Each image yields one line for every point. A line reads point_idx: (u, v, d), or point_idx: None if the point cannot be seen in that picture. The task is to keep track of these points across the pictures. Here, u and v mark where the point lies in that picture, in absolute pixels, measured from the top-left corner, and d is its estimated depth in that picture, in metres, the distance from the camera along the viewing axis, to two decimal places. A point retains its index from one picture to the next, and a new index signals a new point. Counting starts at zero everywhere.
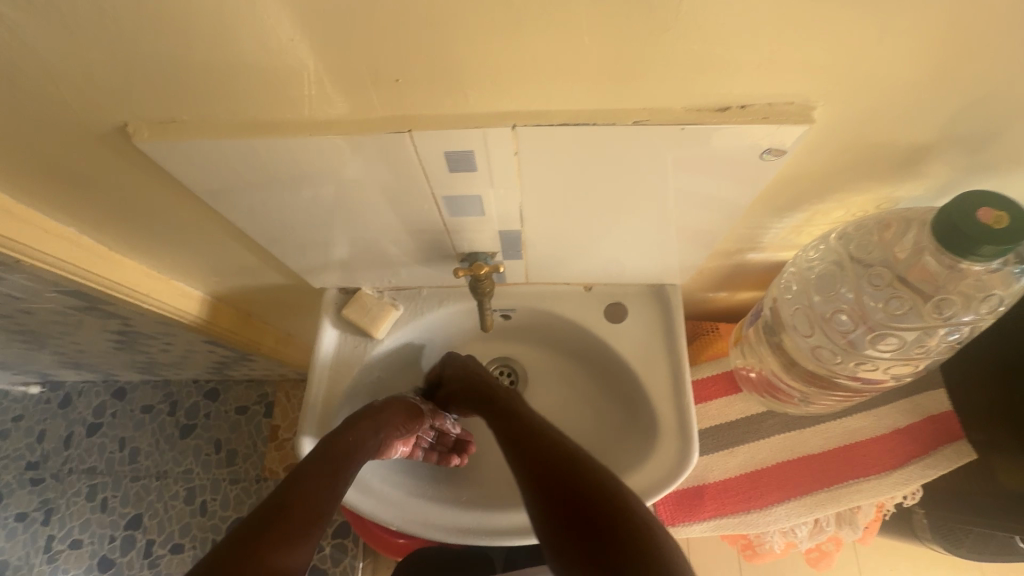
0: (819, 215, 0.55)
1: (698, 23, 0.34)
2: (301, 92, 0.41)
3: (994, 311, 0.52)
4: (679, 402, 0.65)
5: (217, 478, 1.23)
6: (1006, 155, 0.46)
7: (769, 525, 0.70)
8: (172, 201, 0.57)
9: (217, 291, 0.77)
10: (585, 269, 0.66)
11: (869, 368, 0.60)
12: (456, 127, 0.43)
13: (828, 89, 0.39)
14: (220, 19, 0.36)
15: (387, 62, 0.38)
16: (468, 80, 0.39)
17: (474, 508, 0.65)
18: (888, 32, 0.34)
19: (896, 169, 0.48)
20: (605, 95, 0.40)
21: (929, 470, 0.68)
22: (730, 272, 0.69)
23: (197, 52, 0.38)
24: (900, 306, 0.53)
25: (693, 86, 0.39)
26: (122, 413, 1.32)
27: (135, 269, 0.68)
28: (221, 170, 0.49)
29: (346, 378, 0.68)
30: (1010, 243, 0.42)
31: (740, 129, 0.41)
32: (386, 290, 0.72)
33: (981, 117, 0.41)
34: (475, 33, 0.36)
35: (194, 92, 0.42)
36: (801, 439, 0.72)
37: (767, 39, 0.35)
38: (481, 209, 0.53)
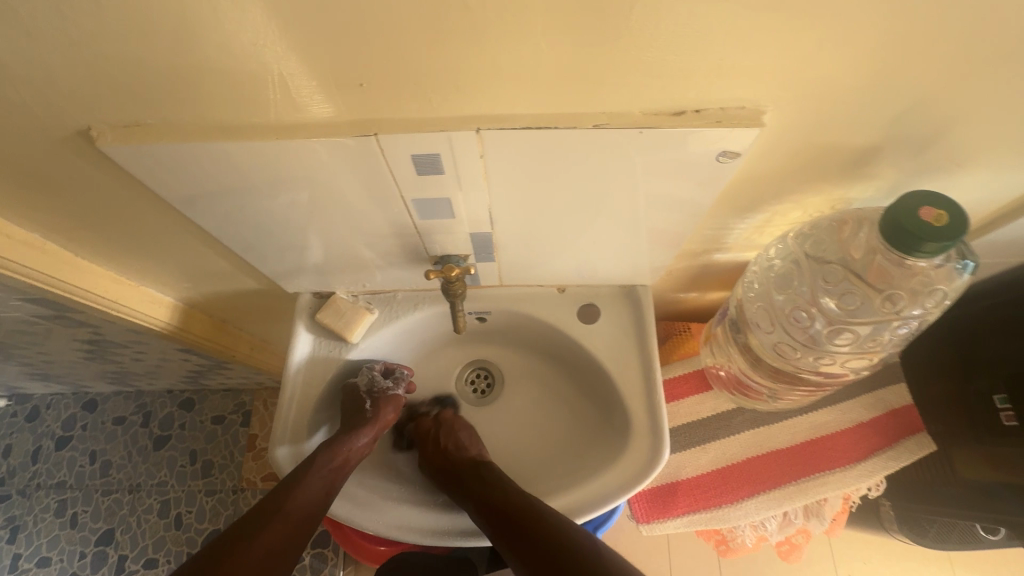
0: (779, 217, 0.54)
1: (646, 28, 0.33)
2: (266, 95, 0.38)
3: (940, 304, 0.53)
4: (651, 401, 0.65)
5: (194, 489, 1.29)
6: (955, 156, 0.45)
7: (739, 519, 0.70)
8: (145, 208, 0.53)
9: (187, 298, 0.77)
10: (555, 271, 0.65)
11: (829, 363, 0.59)
12: (417, 131, 0.40)
13: (775, 94, 0.38)
14: (174, 24, 0.32)
15: (348, 66, 0.35)
16: (430, 84, 0.37)
17: (449, 510, 0.64)
18: (831, 36, 0.34)
19: (849, 171, 0.47)
20: (560, 101, 0.39)
21: (889, 462, 0.70)
22: (698, 272, 0.69)
23: (156, 61, 0.35)
24: (854, 301, 0.53)
25: (647, 90, 0.38)
26: (91, 424, 1.37)
27: (105, 276, 0.66)
28: (187, 177, 0.46)
29: (320, 383, 0.67)
30: (952, 239, 0.41)
31: (694, 133, 0.40)
32: (361, 293, 0.71)
33: (926, 118, 0.41)
34: (429, 40, 0.33)
35: (153, 98, 0.38)
36: (771, 435, 0.72)
37: (716, 42, 0.34)
38: (452, 212, 0.51)
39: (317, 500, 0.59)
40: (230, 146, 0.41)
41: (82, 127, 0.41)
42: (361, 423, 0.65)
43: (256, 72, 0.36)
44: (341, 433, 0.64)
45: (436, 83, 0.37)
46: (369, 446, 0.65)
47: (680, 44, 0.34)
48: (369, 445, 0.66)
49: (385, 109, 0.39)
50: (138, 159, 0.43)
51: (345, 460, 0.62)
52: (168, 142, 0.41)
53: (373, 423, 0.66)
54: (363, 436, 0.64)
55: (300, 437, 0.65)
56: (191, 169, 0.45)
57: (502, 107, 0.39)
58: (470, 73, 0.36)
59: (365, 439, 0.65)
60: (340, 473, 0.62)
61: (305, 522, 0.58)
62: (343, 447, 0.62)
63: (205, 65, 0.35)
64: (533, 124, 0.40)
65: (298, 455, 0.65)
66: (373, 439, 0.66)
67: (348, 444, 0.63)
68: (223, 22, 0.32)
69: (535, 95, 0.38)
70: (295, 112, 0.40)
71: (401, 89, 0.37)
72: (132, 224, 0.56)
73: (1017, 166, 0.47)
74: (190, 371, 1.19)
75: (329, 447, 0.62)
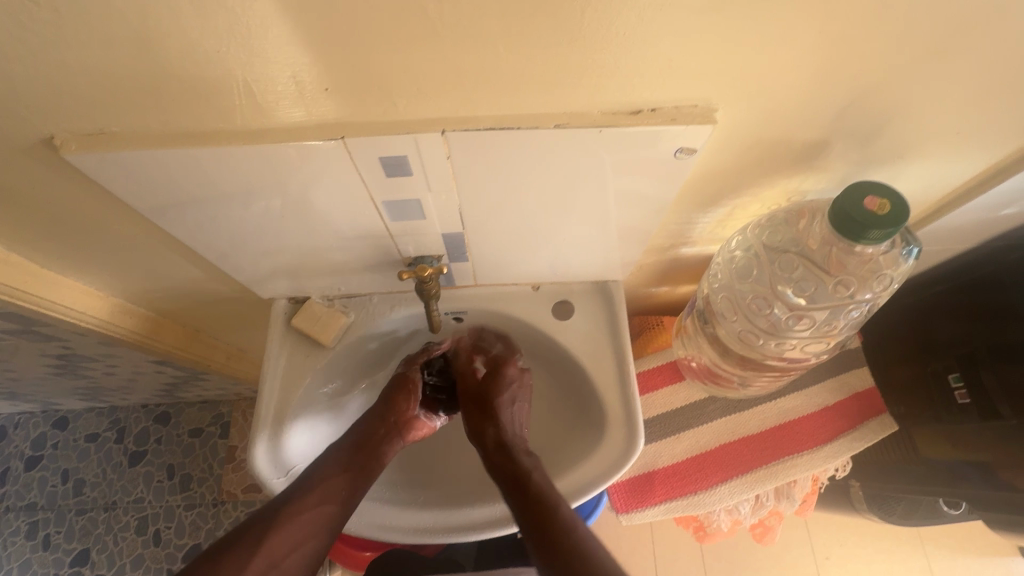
0: (739, 210, 0.56)
1: (598, 30, 0.35)
2: (232, 101, 0.38)
3: (888, 289, 0.56)
4: (625, 392, 0.67)
5: (172, 504, 1.27)
6: (897, 148, 0.48)
7: (714, 504, 0.72)
8: (112, 217, 0.53)
9: (160, 307, 0.76)
10: (528, 269, 0.66)
11: (791, 348, 0.62)
12: (384, 133, 0.41)
13: (725, 92, 0.40)
14: (136, 34, 0.33)
15: (312, 71, 0.36)
16: (395, 88, 0.38)
17: (432, 506, 0.65)
18: (772, 36, 0.36)
19: (802, 164, 0.50)
20: (520, 103, 0.40)
21: (854, 442, 0.73)
22: (667, 266, 0.71)
23: (120, 69, 0.35)
24: (809, 287, 0.56)
25: (603, 91, 0.40)
26: (62, 443, 1.34)
27: (73, 288, 0.65)
28: (155, 184, 0.46)
29: (297, 387, 0.67)
30: (894, 227, 0.44)
31: (650, 131, 0.42)
32: (336, 297, 0.71)
33: (868, 112, 0.44)
34: (391, 45, 0.35)
35: (117, 106, 0.39)
36: (742, 422, 0.74)
37: (666, 44, 0.36)
38: (422, 213, 0.52)
39: (344, 491, 0.58)
40: (198, 152, 0.42)
41: (45, 136, 0.41)
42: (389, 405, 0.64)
43: (221, 78, 0.36)
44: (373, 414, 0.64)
45: (400, 86, 0.38)
46: (391, 437, 0.64)
47: (632, 46, 0.36)
48: (392, 436, 0.64)
49: (353, 113, 0.40)
50: (104, 168, 0.43)
51: (366, 449, 0.61)
52: (134, 149, 0.41)
53: (391, 413, 0.64)
54: (392, 416, 0.64)
55: (277, 439, 0.65)
56: (160, 175, 0.45)
57: (466, 109, 0.40)
58: (432, 75, 0.37)
59: (383, 431, 0.63)
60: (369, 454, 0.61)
61: (328, 514, 0.56)
62: (363, 438, 0.62)
63: (169, 71, 0.36)
64: (496, 126, 0.41)
65: (274, 456, 0.64)
66: (394, 430, 0.64)
67: (365, 433, 0.62)
68: (185, 29, 0.33)
69: (497, 97, 0.39)
70: (263, 117, 0.40)
71: (368, 93, 0.38)
72: (100, 233, 0.55)
73: (955, 155, 0.50)
74: (165, 384, 1.17)
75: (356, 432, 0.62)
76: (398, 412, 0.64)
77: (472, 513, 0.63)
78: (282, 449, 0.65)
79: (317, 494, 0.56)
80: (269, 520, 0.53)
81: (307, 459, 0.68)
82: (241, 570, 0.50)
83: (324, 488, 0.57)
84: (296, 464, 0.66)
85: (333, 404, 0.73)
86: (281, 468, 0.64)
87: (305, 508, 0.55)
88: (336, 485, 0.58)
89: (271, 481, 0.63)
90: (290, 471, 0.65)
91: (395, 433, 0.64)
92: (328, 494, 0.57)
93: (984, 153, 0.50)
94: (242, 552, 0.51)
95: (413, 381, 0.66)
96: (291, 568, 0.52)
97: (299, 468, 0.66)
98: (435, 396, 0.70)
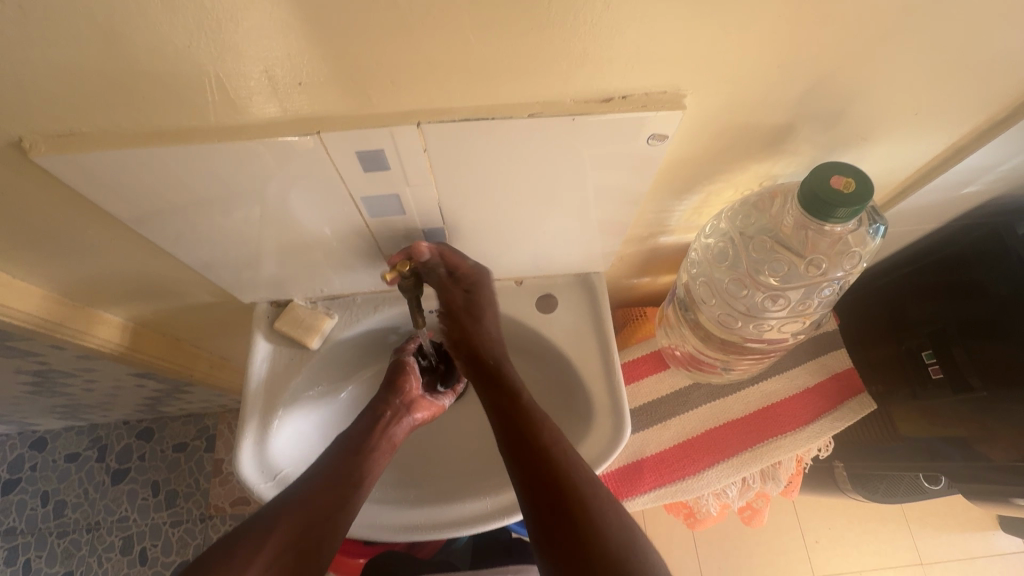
0: (714, 197, 0.58)
1: (565, 17, 0.35)
2: (203, 98, 0.38)
3: (858, 267, 0.57)
4: (610, 382, 0.68)
5: (158, 521, 1.25)
6: (859, 130, 0.50)
7: (702, 489, 0.73)
8: (86, 223, 0.52)
9: (139, 317, 0.75)
10: (510, 264, 0.67)
11: (769, 330, 0.64)
12: (360, 127, 0.42)
13: (692, 78, 0.42)
14: (105, 29, 0.33)
15: (284, 65, 0.36)
16: (369, 81, 0.38)
17: (423, 503, 0.65)
18: (733, 21, 0.37)
19: (769, 149, 0.51)
20: (492, 92, 0.41)
21: (835, 422, 0.74)
22: (647, 256, 0.72)
23: (88, 66, 0.35)
24: (783, 269, 0.57)
25: (574, 79, 0.40)
26: (41, 464, 1.30)
27: (47, 299, 0.64)
28: (127, 187, 0.45)
29: (282, 391, 0.67)
30: (859, 204, 0.46)
31: (622, 118, 0.43)
32: (319, 299, 0.71)
33: (830, 94, 0.45)
34: (363, 37, 0.35)
35: (88, 105, 0.38)
36: (726, 407, 0.75)
37: (633, 30, 0.37)
38: (402, 208, 0.52)
39: (364, 473, 0.60)
40: (172, 150, 0.41)
41: (13, 139, 0.40)
42: (393, 390, 0.67)
43: (192, 73, 0.36)
44: (377, 400, 0.66)
45: (373, 80, 0.38)
46: (400, 417, 0.66)
47: (600, 34, 0.37)
48: (401, 416, 0.66)
49: (328, 107, 0.40)
50: (75, 170, 0.43)
51: (377, 430, 0.63)
52: (105, 150, 0.41)
53: (397, 395, 0.67)
54: (394, 400, 0.66)
55: (264, 444, 0.64)
56: (134, 178, 0.44)
57: (440, 101, 0.41)
58: (404, 66, 0.37)
59: (390, 413, 0.66)
60: (381, 435, 0.63)
61: (350, 496, 0.57)
62: (372, 421, 0.64)
63: (139, 67, 0.35)
64: (471, 116, 0.42)
65: (261, 460, 0.64)
66: (402, 410, 0.67)
67: (374, 416, 0.64)
68: (154, 25, 0.33)
69: (471, 87, 0.40)
70: (238, 113, 0.40)
71: (339, 86, 0.38)
72: (75, 240, 0.54)
73: (916, 136, 0.52)
74: (147, 398, 1.15)
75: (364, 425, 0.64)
76: (402, 393, 0.67)
77: (477, 505, 0.63)
78: (269, 454, 0.64)
79: (330, 479, 0.57)
80: (284, 505, 0.54)
81: (295, 463, 0.67)
82: (255, 552, 0.50)
83: (336, 472, 0.58)
84: (283, 468, 0.65)
85: (319, 407, 0.73)
86: (268, 472, 0.64)
87: (317, 491, 0.56)
88: (356, 467, 0.60)
89: (258, 486, 0.63)
90: (278, 475, 0.64)
91: (403, 413, 0.66)
92: (347, 477, 0.58)
93: (942, 133, 0.52)
94: (258, 534, 0.52)
95: (412, 363, 0.70)
96: (307, 547, 0.53)
97: (287, 472, 0.65)
98: (433, 373, 0.74)
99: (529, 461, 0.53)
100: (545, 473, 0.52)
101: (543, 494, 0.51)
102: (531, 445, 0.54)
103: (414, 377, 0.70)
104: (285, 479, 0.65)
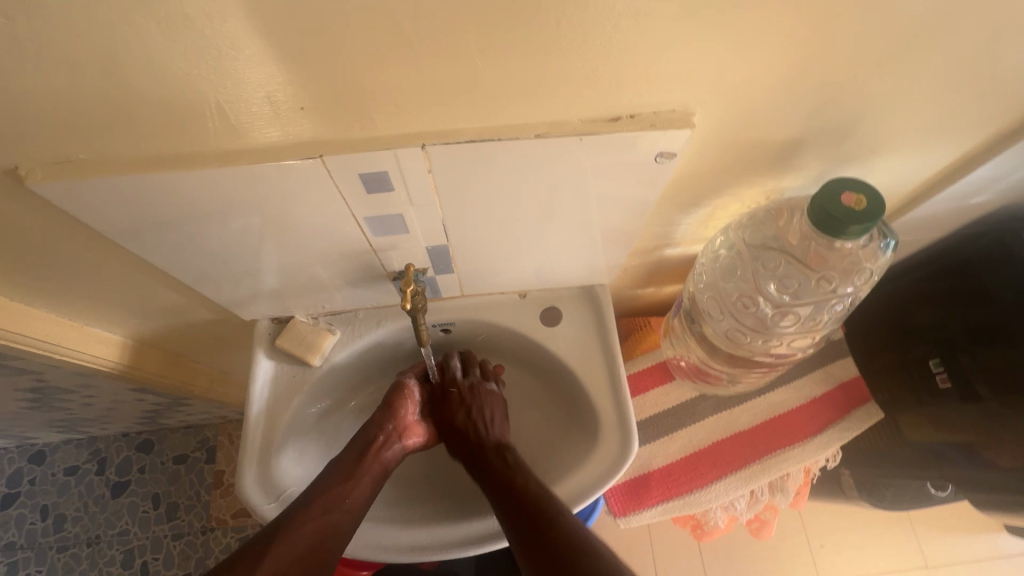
0: (720, 211, 0.57)
1: (574, 39, 0.35)
2: (203, 124, 0.37)
3: (869, 282, 0.56)
4: (616, 394, 0.67)
5: (159, 534, 1.23)
6: (868, 144, 0.49)
7: (710, 502, 0.72)
8: (85, 246, 0.51)
9: (138, 334, 0.74)
10: (514, 277, 0.66)
11: (777, 344, 0.63)
12: (363, 150, 0.41)
13: (701, 97, 0.41)
14: (104, 58, 0.32)
15: (288, 90, 0.36)
16: (372, 104, 0.37)
17: (428, 522, 0.64)
18: (744, 41, 0.37)
19: (778, 163, 0.51)
20: (498, 113, 0.40)
21: (843, 432, 0.74)
22: (652, 267, 0.71)
23: (86, 95, 0.34)
24: (792, 285, 0.56)
25: (583, 99, 0.40)
26: (40, 478, 1.29)
27: (45, 319, 0.63)
28: (125, 211, 0.44)
29: (285, 408, 0.66)
30: (872, 221, 0.45)
31: (630, 136, 0.42)
32: (321, 315, 0.70)
33: (840, 110, 0.45)
34: (368, 61, 0.34)
35: (86, 132, 0.37)
36: (733, 418, 0.75)
37: (642, 50, 0.36)
38: (406, 227, 0.51)
39: (352, 497, 0.59)
40: (170, 176, 0.40)
41: (8, 166, 0.39)
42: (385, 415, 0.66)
43: (190, 100, 0.35)
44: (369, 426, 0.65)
45: (378, 103, 0.37)
46: (391, 443, 0.65)
47: (610, 55, 0.36)
48: (392, 442, 0.65)
49: (331, 131, 0.40)
50: (71, 197, 0.42)
51: (369, 455, 0.62)
52: (104, 177, 0.40)
53: (391, 419, 0.66)
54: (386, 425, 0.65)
55: (267, 463, 0.63)
56: (132, 202, 0.43)
57: (445, 122, 0.40)
58: (409, 91, 0.37)
59: (382, 437, 0.64)
60: (373, 462, 0.62)
61: (340, 523, 0.57)
62: (363, 445, 0.63)
63: (138, 95, 0.35)
64: (477, 138, 0.41)
65: (265, 480, 0.63)
66: (394, 437, 0.65)
67: (365, 439, 0.63)
68: (152, 54, 0.32)
69: (477, 109, 0.39)
70: (238, 138, 0.39)
71: (341, 110, 0.38)
72: (73, 262, 0.54)
73: (925, 149, 0.52)
74: (146, 412, 1.14)
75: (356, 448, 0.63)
76: (396, 418, 0.65)
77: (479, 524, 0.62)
78: (272, 473, 0.63)
79: (319, 504, 0.57)
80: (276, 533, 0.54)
81: (299, 482, 0.66)
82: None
83: (326, 496, 0.58)
84: (287, 487, 0.64)
85: (322, 423, 0.72)
86: (272, 492, 0.62)
87: (305, 517, 0.56)
88: (349, 493, 0.59)
89: (261, 506, 0.61)
90: (281, 495, 0.63)
91: (395, 439, 0.65)
92: (338, 506, 0.58)
93: (952, 145, 0.52)
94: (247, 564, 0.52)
95: (412, 388, 0.68)
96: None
97: (291, 491, 0.64)
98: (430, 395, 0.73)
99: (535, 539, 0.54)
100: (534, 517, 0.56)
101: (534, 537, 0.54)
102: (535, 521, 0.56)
103: (412, 403, 0.68)
104: (289, 499, 0.63)
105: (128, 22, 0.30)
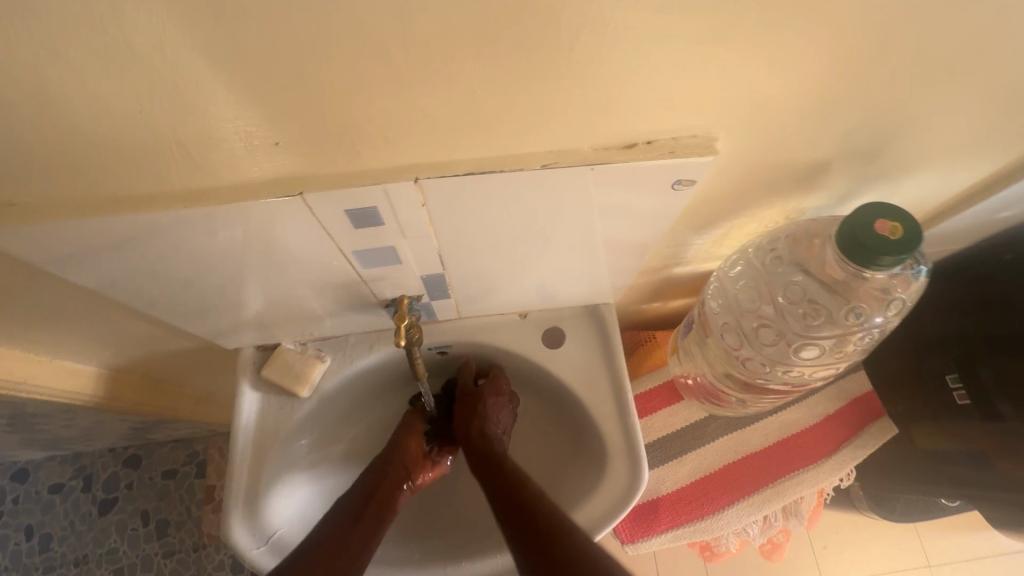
0: (735, 230, 0.54)
1: (587, 65, 0.30)
2: (165, 162, 0.33)
3: (900, 311, 0.53)
4: (625, 422, 0.63)
5: (150, 552, 1.20)
6: (898, 164, 0.46)
7: (722, 528, 0.70)
8: (43, 282, 0.47)
9: (115, 363, 0.69)
10: (516, 299, 0.62)
11: (796, 373, 0.60)
12: (349, 185, 0.36)
13: (724, 121, 0.37)
14: (42, 96, 0.28)
15: (261, 126, 0.31)
16: (357, 137, 0.33)
17: (430, 562, 0.61)
18: (774, 65, 0.33)
19: (801, 183, 0.47)
20: (500, 144, 0.36)
21: (858, 451, 0.71)
22: (660, 285, 0.68)
23: (24, 134, 0.30)
24: (817, 318, 0.53)
25: (596, 126, 0.36)
26: (24, 497, 1.22)
27: (8, 356, 0.58)
28: (82, 251, 0.40)
29: (272, 445, 0.62)
30: (905, 252, 0.42)
31: (647, 166, 0.38)
32: (309, 341, 0.65)
33: (873, 130, 0.41)
34: (353, 91, 0.30)
35: (29, 171, 0.33)
36: (745, 439, 0.72)
37: (663, 79, 0.32)
38: (398, 258, 0.47)
39: (369, 535, 0.54)
40: (129, 217, 0.36)
41: None
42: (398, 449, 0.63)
43: (144, 138, 0.31)
44: (388, 451, 0.63)
45: (365, 135, 0.33)
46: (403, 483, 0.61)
47: (626, 82, 0.32)
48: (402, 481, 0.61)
49: (310, 166, 0.35)
50: (21, 240, 0.37)
51: (379, 492, 0.59)
52: (53, 220, 0.36)
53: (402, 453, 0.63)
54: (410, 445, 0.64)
55: (255, 504, 0.59)
56: (89, 244, 0.39)
57: (441, 154, 0.36)
58: (400, 123, 0.32)
59: (396, 473, 0.61)
60: (387, 493, 0.59)
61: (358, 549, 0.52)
62: (373, 482, 0.60)
63: (85, 135, 0.30)
64: (476, 169, 0.37)
65: (253, 523, 0.59)
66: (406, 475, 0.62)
67: (376, 476, 0.60)
68: (99, 90, 0.28)
69: (475, 140, 0.35)
70: (207, 176, 0.35)
71: (322, 144, 0.33)
72: (33, 300, 0.49)
73: (958, 165, 0.48)
74: (132, 428, 1.09)
75: (367, 481, 0.59)
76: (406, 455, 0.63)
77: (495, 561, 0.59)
78: (261, 516, 0.59)
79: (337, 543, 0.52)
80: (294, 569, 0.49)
81: (292, 522, 0.62)
82: None
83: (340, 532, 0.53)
84: (278, 530, 0.60)
85: (314, 457, 0.67)
86: (261, 536, 0.59)
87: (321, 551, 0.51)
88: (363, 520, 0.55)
89: (251, 552, 0.58)
90: (272, 539, 0.59)
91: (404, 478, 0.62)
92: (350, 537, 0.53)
93: (988, 162, 0.48)
94: None
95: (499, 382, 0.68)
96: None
97: (282, 534, 0.60)
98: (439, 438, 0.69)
99: (515, 518, 0.48)
100: (516, 498, 0.50)
101: (512, 517, 0.49)
102: (516, 501, 0.50)
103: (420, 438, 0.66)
104: (280, 543, 0.59)
105: (66, 54, 0.26)
